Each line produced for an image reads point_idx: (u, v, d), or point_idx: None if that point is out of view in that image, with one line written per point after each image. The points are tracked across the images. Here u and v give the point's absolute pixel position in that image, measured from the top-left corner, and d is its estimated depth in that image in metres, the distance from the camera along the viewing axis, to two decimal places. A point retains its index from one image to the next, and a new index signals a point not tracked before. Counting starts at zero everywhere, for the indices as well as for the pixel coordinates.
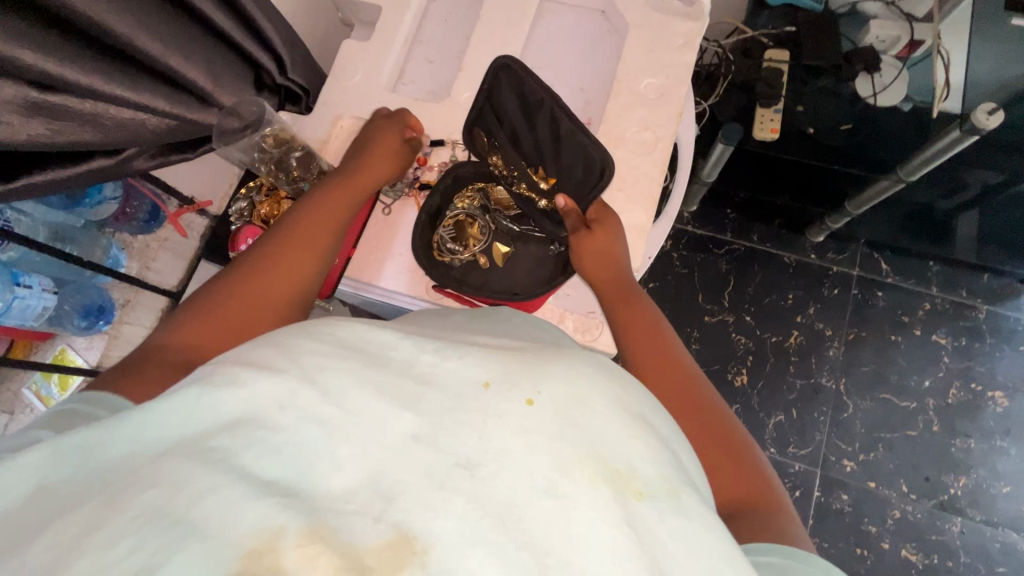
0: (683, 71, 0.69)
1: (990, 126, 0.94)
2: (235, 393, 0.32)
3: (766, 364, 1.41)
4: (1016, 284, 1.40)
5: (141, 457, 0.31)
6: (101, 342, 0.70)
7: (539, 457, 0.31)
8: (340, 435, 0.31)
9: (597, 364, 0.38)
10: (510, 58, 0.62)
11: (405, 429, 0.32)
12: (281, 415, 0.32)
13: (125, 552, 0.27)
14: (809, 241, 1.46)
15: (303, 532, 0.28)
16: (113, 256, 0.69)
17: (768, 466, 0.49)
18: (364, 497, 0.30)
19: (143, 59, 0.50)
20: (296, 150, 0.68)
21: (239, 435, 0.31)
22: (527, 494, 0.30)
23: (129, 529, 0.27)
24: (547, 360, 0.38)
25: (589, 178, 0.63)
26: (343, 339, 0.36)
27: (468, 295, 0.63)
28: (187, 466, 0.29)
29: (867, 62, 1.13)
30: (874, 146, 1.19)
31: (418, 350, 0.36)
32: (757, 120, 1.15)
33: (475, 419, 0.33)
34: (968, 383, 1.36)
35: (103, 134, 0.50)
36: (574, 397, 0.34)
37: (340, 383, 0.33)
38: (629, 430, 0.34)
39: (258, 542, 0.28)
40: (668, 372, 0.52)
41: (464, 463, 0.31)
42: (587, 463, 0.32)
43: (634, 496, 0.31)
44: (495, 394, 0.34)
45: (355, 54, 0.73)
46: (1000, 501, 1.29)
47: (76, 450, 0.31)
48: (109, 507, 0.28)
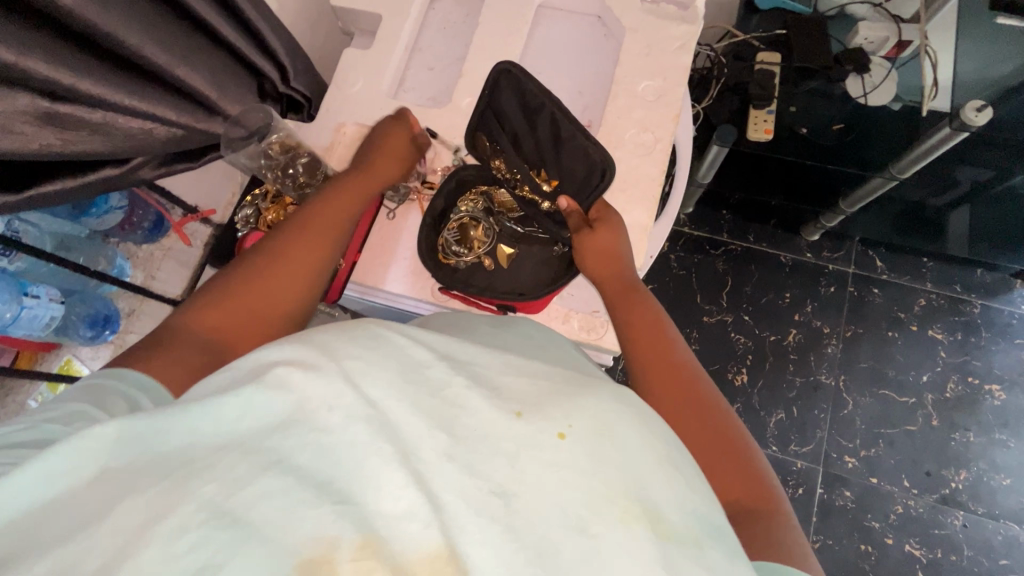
0: (679, 73, 0.70)
1: (979, 124, 0.96)
2: (285, 395, 0.33)
3: (766, 363, 1.42)
4: (1009, 278, 1.41)
5: (202, 449, 0.32)
6: (108, 352, 0.70)
7: (572, 491, 0.32)
8: (388, 442, 0.32)
9: (625, 399, 0.38)
10: (510, 64, 0.63)
11: (440, 448, 0.33)
12: (329, 415, 0.32)
13: (190, 546, 0.28)
14: (805, 240, 1.48)
15: (357, 544, 0.29)
16: (119, 266, 0.69)
17: (777, 486, 0.48)
18: (412, 505, 0.31)
19: (152, 69, 0.51)
20: (302, 156, 0.69)
21: (290, 435, 0.32)
22: (559, 528, 0.31)
23: (193, 523, 0.28)
24: (577, 390, 0.38)
25: (590, 180, 0.64)
26: (384, 345, 0.37)
27: (474, 297, 0.64)
28: (243, 467, 0.30)
29: (856, 63, 1.14)
30: (868, 148, 1.21)
31: (451, 372, 0.37)
32: (752, 121, 1.16)
33: (511, 447, 0.33)
34: (965, 377, 1.38)
35: (111, 143, 0.51)
36: (603, 432, 0.35)
37: (382, 393, 0.34)
38: (661, 470, 0.35)
39: (314, 551, 0.29)
40: (680, 381, 0.51)
41: (499, 491, 0.32)
42: (617, 499, 0.32)
43: (665, 539, 0.32)
44: (530, 425, 0.34)
45: (356, 61, 0.74)
46: (1000, 493, 1.30)
47: (143, 432, 0.32)
48: (175, 494, 0.29)
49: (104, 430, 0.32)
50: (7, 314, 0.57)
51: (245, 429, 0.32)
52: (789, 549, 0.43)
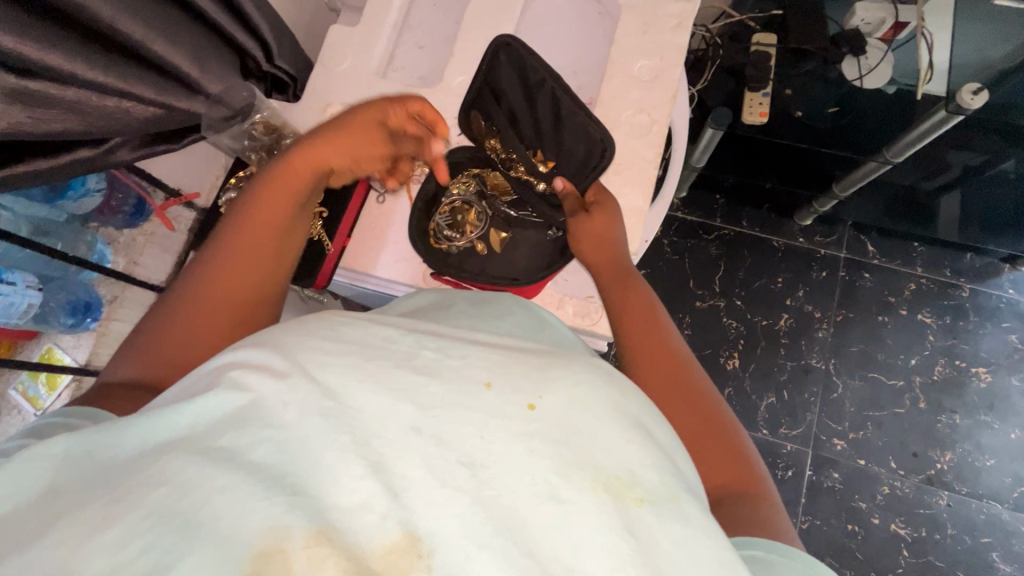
0: (677, 51, 0.68)
1: (976, 107, 0.96)
2: (237, 394, 0.32)
3: (757, 347, 1.42)
4: (998, 263, 1.42)
5: (150, 454, 0.31)
6: (90, 340, 0.68)
7: (540, 461, 0.31)
8: (346, 432, 0.31)
9: (599, 368, 0.37)
10: (511, 37, 0.60)
11: (405, 423, 0.32)
12: (284, 410, 0.31)
13: (139, 549, 0.27)
14: (797, 225, 1.48)
15: (311, 533, 0.28)
16: (99, 251, 0.67)
17: (755, 455, 0.48)
18: (369, 497, 0.29)
19: (125, 44, 0.49)
20: (285, 136, 0.67)
21: (244, 433, 0.31)
22: (528, 498, 0.30)
23: (141, 528, 0.27)
24: (549, 362, 0.37)
25: (588, 162, 0.63)
26: (344, 333, 0.35)
27: (467, 282, 0.62)
28: (194, 467, 0.30)
29: (854, 45, 1.15)
30: (861, 131, 1.19)
31: (421, 346, 0.36)
32: (747, 104, 1.15)
33: (479, 419, 0.32)
34: (953, 360, 1.39)
35: (85, 121, 0.49)
36: (575, 402, 0.34)
37: (341, 379, 0.32)
38: (630, 434, 0.34)
39: (268, 542, 0.28)
40: (662, 360, 0.51)
41: (467, 462, 0.31)
42: (588, 467, 0.32)
43: (636, 504, 0.32)
44: (499, 397, 0.33)
45: (343, 39, 0.71)
46: (984, 473, 1.33)
47: (93, 447, 0.32)
48: (120, 502, 0.28)
49: (52, 450, 0.32)
50: None
51: (197, 431, 0.31)
52: (766, 517, 0.44)
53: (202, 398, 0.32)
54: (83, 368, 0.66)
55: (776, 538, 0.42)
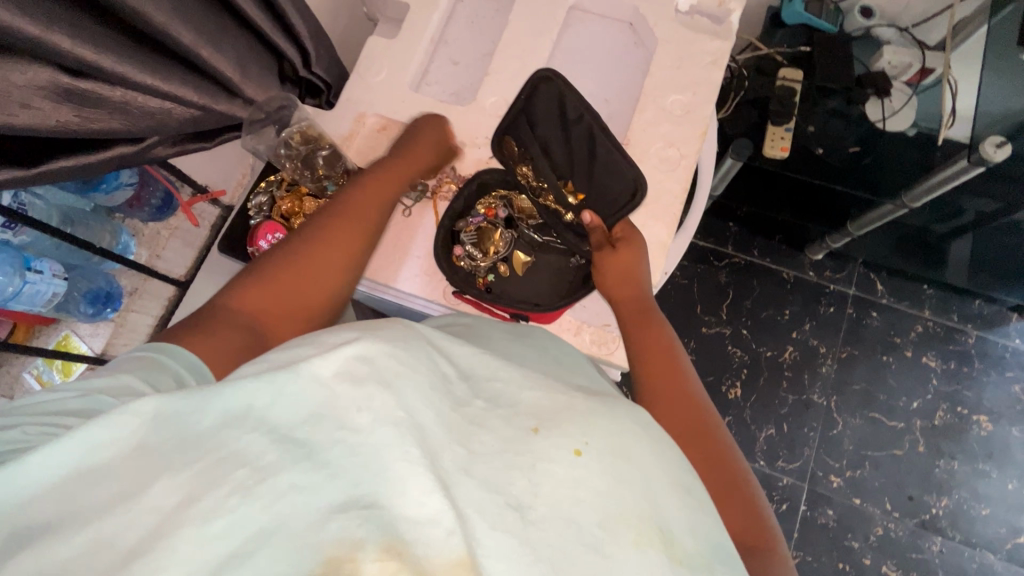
0: (710, 89, 0.69)
1: (997, 160, 0.96)
2: (315, 387, 0.32)
3: (760, 378, 1.42)
4: (1006, 311, 1.42)
5: (236, 430, 0.31)
6: (108, 329, 0.68)
7: (587, 509, 0.33)
8: (415, 446, 0.31)
9: (640, 422, 0.39)
10: (554, 72, 0.63)
11: (459, 459, 0.33)
12: (358, 415, 0.32)
13: (221, 530, 0.28)
14: (809, 259, 1.48)
15: (381, 547, 0.29)
16: (123, 242, 0.68)
17: (767, 510, 0.48)
18: (435, 513, 0.30)
19: (174, 48, 0.49)
20: (322, 148, 0.69)
21: (321, 431, 0.31)
22: (576, 547, 0.31)
23: (223, 509, 0.28)
24: (594, 410, 0.38)
25: (620, 200, 0.65)
26: (412, 348, 0.36)
27: (488, 304, 0.63)
28: (273, 457, 0.30)
29: (878, 87, 1.15)
30: (880, 172, 1.20)
31: (473, 395, 0.37)
32: (768, 137, 1.16)
33: (527, 462, 0.34)
34: (955, 406, 1.39)
35: (129, 121, 0.49)
36: (618, 452, 0.35)
37: (410, 398, 0.33)
38: (671, 490, 0.36)
39: (339, 549, 0.28)
40: (686, 402, 0.51)
41: (515, 505, 0.32)
42: (633, 521, 0.33)
43: (677, 563, 0.33)
44: (546, 441, 0.35)
45: (381, 51, 0.72)
46: (979, 521, 1.32)
47: (181, 410, 0.31)
48: (210, 477, 0.29)
49: (140, 407, 0.31)
50: (8, 287, 0.55)
51: (277, 418, 0.32)
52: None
53: (284, 378, 0.32)
54: (98, 358, 0.66)
55: None
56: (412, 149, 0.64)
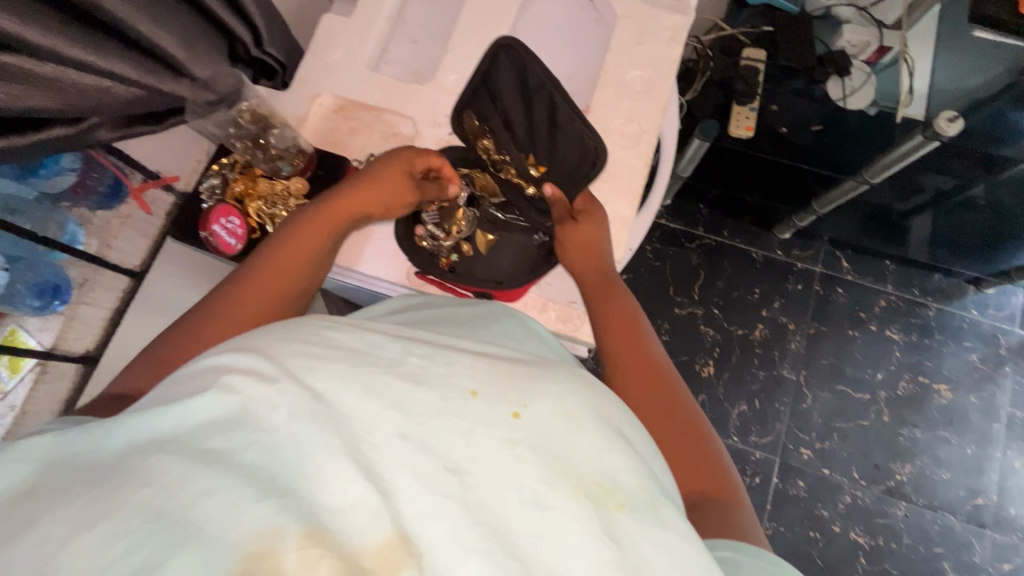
0: (669, 64, 0.69)
1: (949, 134, 0.99)
2: (227, 396, 0.33)
3: (732, 356, 1.45)
4: (963, 284, 1.47)
5: (135, 454, 0.31)
6: (57, 323, 0.66)
7: (526, 468, 0.33)
8: (336, 435, 0.32)
9: (583, 380, 0.39)
10: (512, 38, 0.62)
11: (392, 429, 0.33)
12: (272, 413, 0.32)
13: (123, 551, 0.27)
14: (777, 238, 1.51)
15: (302, 535, 0.29)
16: (70, 232, 0.64)
17: (727, 460, 0.50)
18: (360, 499, 0.30)
19: (109, 22, 0.47)
20: (272, 126, 0.66)
21: (232, 435, 0.32)
22: (514, 504, 0.31)
23: (126, 529, 0.28)
24: (533, 373, 0.38)
25: (581, 168, 0.64)
26: (331, 337, 0.36)
27: (450, 283, 0.63)
28: (181, 467, 0.30)
29: (839, 66, 1.16)
30: (844, 149, 1.23)
31: (406, 353, 0.37)
32: (734, 117, 1.16)
33: (465, 427, 0.34)
34: (916, 376, 1.44)
35: (63, 100, 0.47)
36: (558, 412, 0.35)
37: (328, 385, 0.33)
38: (614, 443, 0.36)
39: (259, 545, 0.28)
40: (644, 368, 0.52)
41: (453, 469, 0.32)
42: (573, 474, 0.33)
43: (618, 509, 0.33)
44: (484, 405, 0.35)
45: (336, 29, 0.70)
46: (940, 486, 1.38)
47: (77, 450, 0.33)
48: (107, 499, 0.29)
49: (37, 452, 0.33)
50: None
51: (185, 429, 0.32)
52: (740, 520, 0.45)
53: (190, 399, 0.33)
54: (48, 353, 0.64)
55: (750, 542, 0.43)
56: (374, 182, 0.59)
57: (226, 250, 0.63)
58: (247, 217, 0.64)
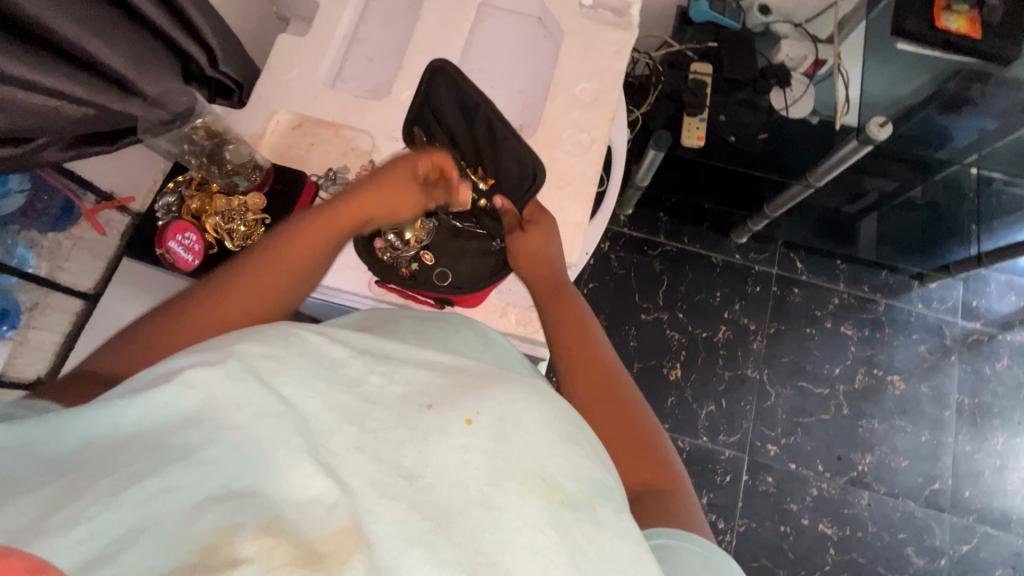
0: (615, 76, 0.72)
1: (880, 138, 1.06)
2: (190, 393, 0.33)
3: (698, 358, 1.49)
4: (908, 280, 1.56)
5: (97, 449, 0.32)
6: (6, 349, 0.62)
7: (474, 468, 0.33)
8: (298, 435, 0.33)
9: (533, 391, 0.40)
10: (445, 61, 0.65)
11: (349, 441, 0.34)
12: (237, 412, 0.33)
13: (83, 536, 0.27)
14: (734, 242, 1.57)
15: (260, 527, 0.29)
16: (19, 256, 0.63)
17: (673, 457, 0.52)
18: (321, 494, 0.31)
19: (58, 42, 0.47)
20: (228, 142, 0.66)
21: (195, 432, 0.32)
22: (462, 503, 0.32)
23: (83, 514, 0.27)
24: (487, 381, 0.40)
25: (523, 183, 0.66)
26: (295, 345, 0.37)
27: (411, 290, 0.65)
28: (144, 461, 0.30)
29: (780, 78, 1.24)
30: (786, 157, 1.30)
31: (367, 371, 0.38)
32: (685, 127, 1.23)
33: (419, 435, 0.34)
34: (871, 369, 1.51)
35: (9, 118, 0.47)
36: (509, 415, 0.36)
37: (292, 390, 0.34)
38: (559, 446, 0.37)
39: (215, 538, 0.28)
40: (595, 369, 0.54)
41: (405, 474, 0.33)
42: (519, 472, 0.34)
43: (560, 505, 0.34)
44: (436, 414, 0.35)
45: (292, 49, 0.72)
46: (899, 473, 1.44)
47: (29, 440, 0.31)
48: (70, 491, 0.29)
49: None
50: None
51: (147, 426, 0.32)
52: (682, 512, 0.47)
53: (155, 393, 0.33)
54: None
55: (691, 532, 0.45)
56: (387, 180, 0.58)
57: (184, 267, 0.63)
58: (204, 233, 0.64)
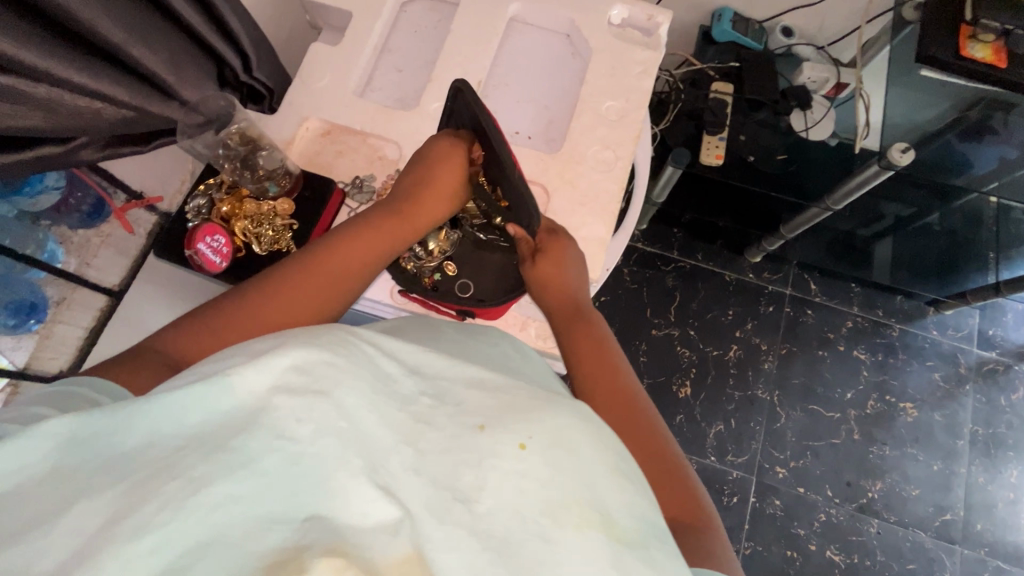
0: (642, 95, 0.73)
1: (903, 163, 1.06)
2: (254, 398, 0.34)
3: (708, 376, 1.48)
4: (923, 306, 1.54)
5: (162, 448, 0.32)
6: (31, 342, 0.64)
7: (528, 497, 0.35)
8: (358, 457, 0.33)
9: (580, 412, 0.41)
10: (462, 83, 0.60)
11: (407, 461, 0.35)
12: (297, 426, 0.33)
13: (150, 548, 0.28)
14: (748, 262, 1.56)
15: (327, 549, 0.30)
16: (49, 251, 0.64)
17: (703, 492, 0.51)
18: (384, 518, 0.32)
19: (104, 47, 0.49)
20: (261, 148, 0.67)
21: (255, 437, 0.32)
22: (518, 534, 0.33)
23: (155, 521, 0.29)
24: (538, 403, 0.40)
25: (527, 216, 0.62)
26: (354, 353, 0.37)
27: (434, 301, 0.65)
28: (206, 467, 0.31)
29: (801, 100, 1.24)
30: (806, 178, 1.29)
31: (418, 392, 0.39)
32: (704, 146, 1.23)
33: (474, 458, 0.36)
34: (884, 395, 1.49)
35: (53, 119, 0.48)
36: (561, 444, 0.37)
37: (351, 402, 0.35)
38: (613, 478, 0.38)
39: (281, 556, 0.30)
40: (626, 399, 0.54)
41: (461, 498, 0.34)
42: (573, 505, 0.35)
43: (616, 542, 0.35)
44: (491, 437, 0.37)
45: (324, 58, 0.73)
46: (909, 502, 1.41)
47: (97, 432, 0.32)
48: (135, 495, 0.30)
49: (55, 426, 0.31)
50: None
51: (212, 427, 0.33)
52: (716, 549, 0.47)
53: (218, 396, 0.33)
54: (21, 372, 0.62)
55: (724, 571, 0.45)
56: (438, 175, 0.62)
57: (210, 268, 0.63)
58: (233, 236, 0.65)
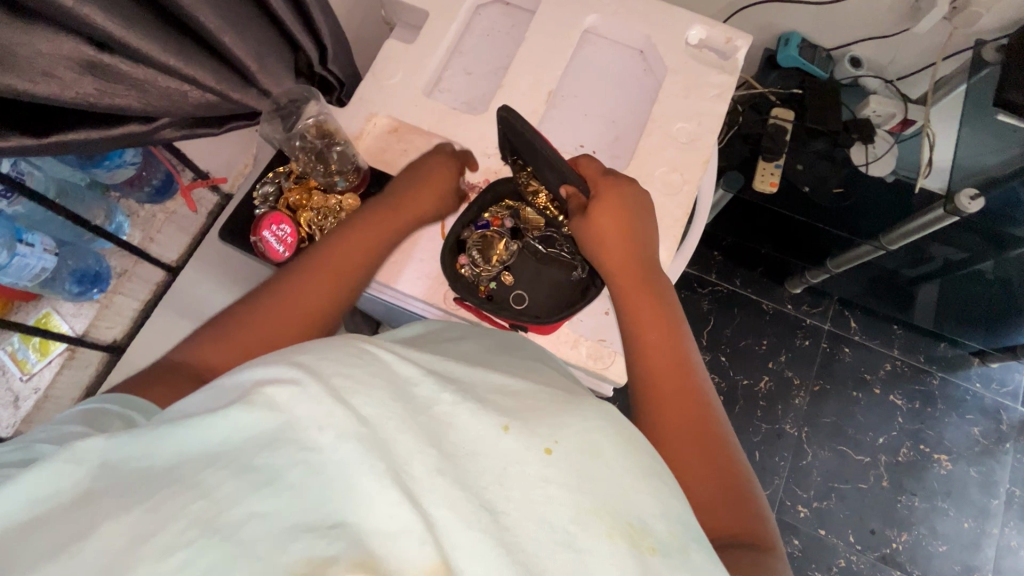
0: (715, 120, 0.71)
1: (971, 211, 1.02)
2: (272, 412, 0.33)
3: (735, 406, 1.45)
4: (967, 355, 1.49)
5: (185, 466, 0.33)
6: (91, 310, 0.66)
7: (559, 504, 0.33)
8: (381, 460, 0.32)
9: (608, 414, 0.39)
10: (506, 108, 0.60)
11: (431, 463, 0.33)
12: (319, 435, 0.33)
13: (177, 566, 0.29)
14: (788, 292, 1.53)
15: (354, 561, 0.29)
16: (116, 223, 0.67)
17: (758, 501, 0.50)
18: (406, 526, 0.31)
19: (198, 32, 0.50)
20: (336, 142, 0.68)
21: (278, 454, 0.32)
22: (548, 545, 0.32)
23: (181, 542, 0.29)
24: (563, 409, 0.39)
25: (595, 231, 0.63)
26: (371, 362, 0.37)
27: (488, 312, 0.64)
28: (231, 487, 0.31)
29: (863, 133, 1.20)
30: (862, 215, 1.24)
31: (440, 390, 0.37)
32: (759, 172, 1.19)
33: (499, 464, 0.34)
34: (918, 445, 1.44)
35: (145, 100, 0.49)
36: (587, 451, 0.36)
37: (370, 408, 0.34)
38: (641, 482, 0.37)
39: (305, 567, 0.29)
40: (688, 397, 0.53)
41: (489, 507, 0.32)
42: (601, 513, 0.34)
43: (649, 552, 0.34)
44: (519, 439, 0.35)
45: (397, 55, 0.73)
46: (935, 558, 1.36)
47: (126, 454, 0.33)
48: (159, 514, 0.30)
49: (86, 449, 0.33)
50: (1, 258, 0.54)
51: (235, 444, 0.33)
52: (773, 564, 0.45)
53: (239, 413, 0.33)
54: (79, 338, 0.65)
55: None
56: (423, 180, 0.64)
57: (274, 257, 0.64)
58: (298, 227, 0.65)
